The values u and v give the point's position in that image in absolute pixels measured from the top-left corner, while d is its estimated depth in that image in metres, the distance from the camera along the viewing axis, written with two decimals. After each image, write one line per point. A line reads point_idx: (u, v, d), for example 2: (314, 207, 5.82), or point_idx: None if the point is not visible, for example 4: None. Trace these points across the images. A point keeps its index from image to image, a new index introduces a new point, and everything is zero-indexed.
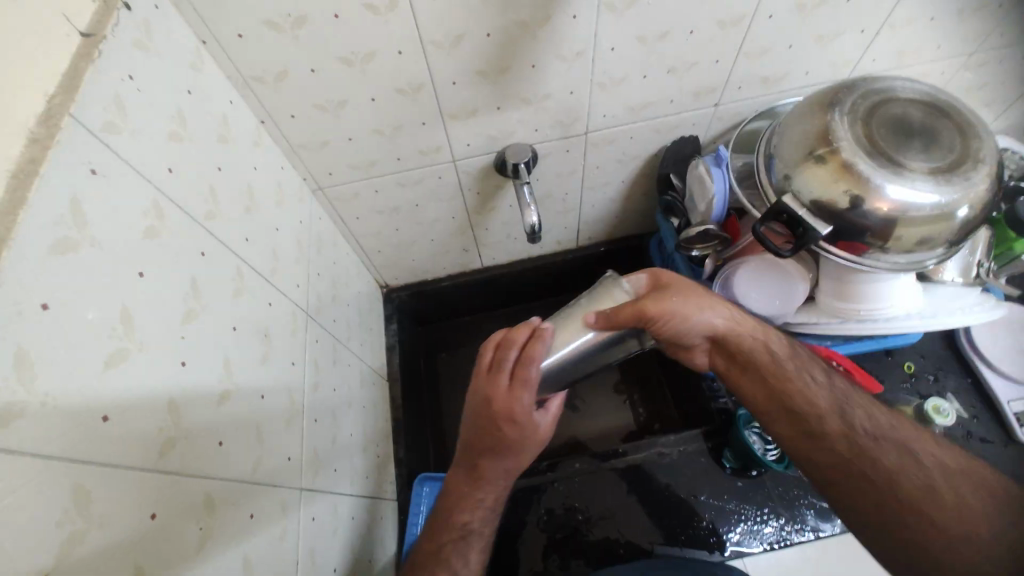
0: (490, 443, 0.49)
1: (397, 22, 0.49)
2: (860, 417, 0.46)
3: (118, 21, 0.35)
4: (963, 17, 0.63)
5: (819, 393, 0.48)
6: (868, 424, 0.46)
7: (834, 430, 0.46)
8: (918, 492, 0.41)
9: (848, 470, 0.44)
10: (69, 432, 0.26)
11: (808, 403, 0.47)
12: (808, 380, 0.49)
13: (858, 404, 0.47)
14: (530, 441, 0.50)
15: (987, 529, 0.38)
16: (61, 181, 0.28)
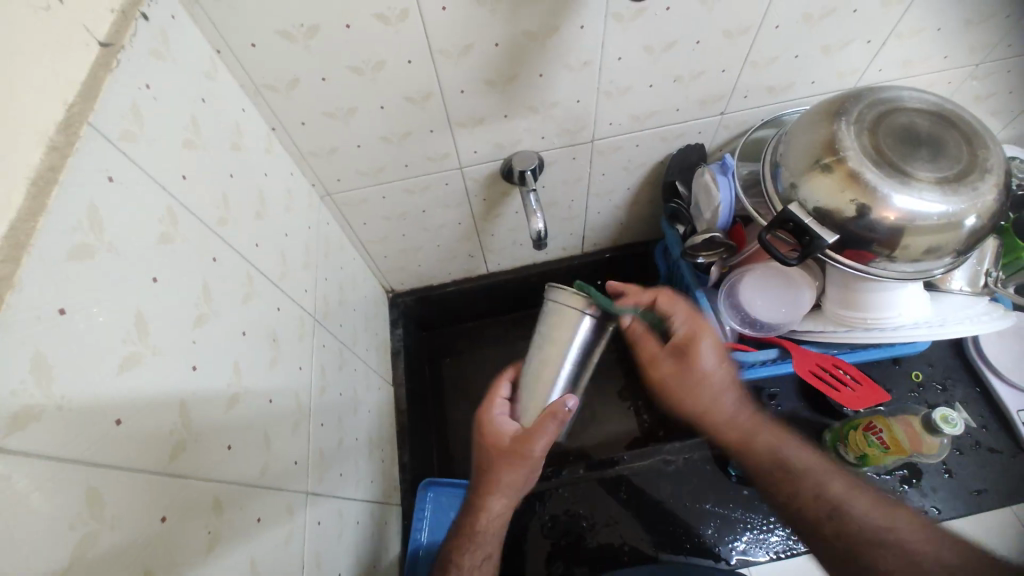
0: (486, 463, 0.58)
1: (407, 32, 0.50)
2: (857, 512, 0.51)
3: (135, 32, 0.35)
4: (971, 27, 0.63)
5: (819, 487, 0.55)
6: (867, 514, 0.50)
7: (828, 515, 0.52)
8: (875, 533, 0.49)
9: (842, 546, 0.50)
10: (83, 435, 0.26)
11: (810, 486, 0.55)
12: (808, 474, 0.56)
13: (863, 501, 0.52)
14: (507, 463, 0.56)
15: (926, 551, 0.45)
16: (78, 187, 0.29)
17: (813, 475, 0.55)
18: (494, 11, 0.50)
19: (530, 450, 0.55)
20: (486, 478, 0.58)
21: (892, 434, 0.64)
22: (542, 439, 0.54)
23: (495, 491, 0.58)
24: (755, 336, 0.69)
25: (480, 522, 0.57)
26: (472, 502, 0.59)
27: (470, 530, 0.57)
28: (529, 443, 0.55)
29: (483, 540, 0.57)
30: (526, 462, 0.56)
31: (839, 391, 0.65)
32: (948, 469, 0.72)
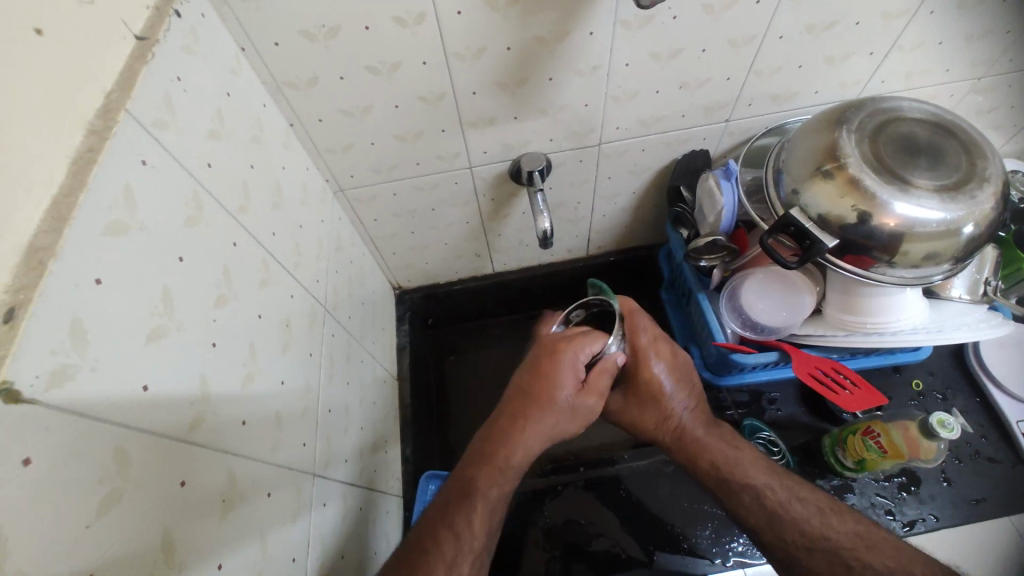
0: (536, 400, 0.54)
1: (423, 34, 0.52)
2: (797, 521, 0.51)
3: (167, 27, 0.38)
4: (973, 43, 0.64)
5: (763, 495, 0.53)
6: (811, 525, 0.50)
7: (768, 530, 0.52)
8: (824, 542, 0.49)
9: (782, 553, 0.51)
10: (111, 399, 0.28)
11: (752, 492, 0.54)
12: (753, 483, 0.54)
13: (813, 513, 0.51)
14: (571, 420, 0.54)
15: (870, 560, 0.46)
16: (116, 167, 0.30)
17: (753, 477, 0.55)
18: (506, 16, 0.52)
19: (589, 399, 0.54)
20: (540, 411, 0.53)
21: (890, 439, 0.65)
22: (600, 385, 0.54)
23: (536, 430, 0.53)
24: (755, 339, 0.70)
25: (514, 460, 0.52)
26: (501, 438, 0.53)
27: (500, 465, 0.51)
28: (588, 395, 0.54)
29: (513, 476, 0.52)
30: (579, 413, 0.54)
31: (836, 393, 0.66)
32: (946, 477, 0.72)
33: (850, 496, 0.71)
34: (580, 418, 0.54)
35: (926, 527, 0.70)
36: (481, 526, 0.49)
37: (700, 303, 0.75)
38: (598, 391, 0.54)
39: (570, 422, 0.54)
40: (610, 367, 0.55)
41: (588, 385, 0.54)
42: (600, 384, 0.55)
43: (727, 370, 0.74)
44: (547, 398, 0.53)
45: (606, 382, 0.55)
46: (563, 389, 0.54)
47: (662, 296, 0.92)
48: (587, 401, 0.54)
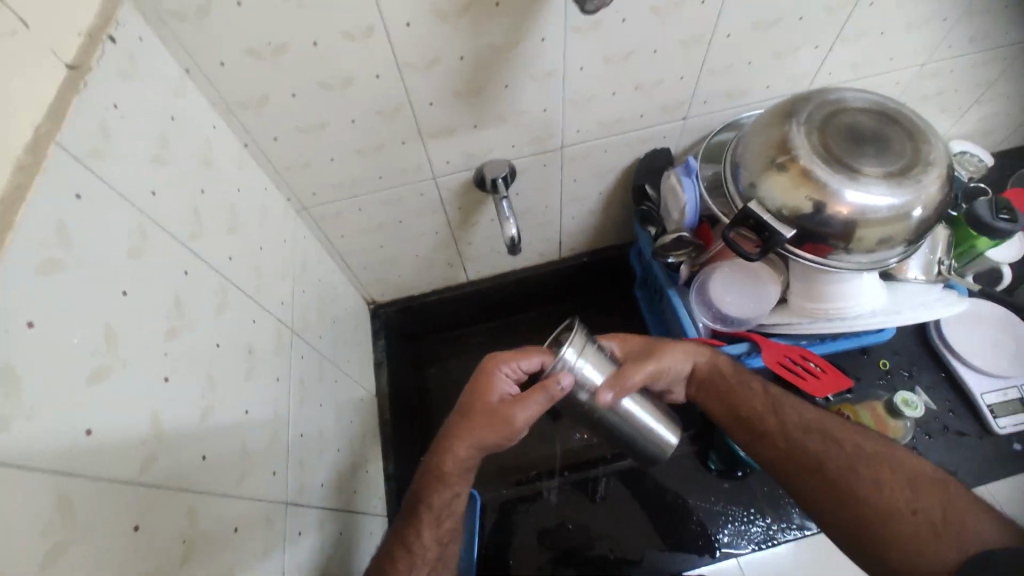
0: (468, 408, 0.52)
1: (374, 48, 0.52)
2: (838, 448, 0.52)
3: (103, 53, 0.37)
4: (913, 31, 0.66)
5: (803, 428, 0.54)
6: (849, 454, 0.51)
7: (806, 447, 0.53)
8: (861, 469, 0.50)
9: (817, 475, 0.52)
10: (51, 446, 0.27)
11: (791, 425, 0.55)
12: (792, 418, 0.56)
13: (853, 448, 0.52)
14: (492, 426, 0.50)
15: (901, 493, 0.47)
16: (48, 203, 0.29)
17: (793, 412, 0.56)
18: (456, 27, 0.52)
19: (514, 415, 0.49)
20: (468, 421, 0.51)
21: (859, 418, 0.67)
22: (524, 403, 0.48)
23: (464, 439, 0.51)
24: (726, 332, 0.71)
25: (444, 465, 0.51)
26: (441, 443, 0.52)
27: (436, 472, 0.51)
28: (508, 411, 0.49)
29: (452, 482, 0.51)
30: (504, 429, 0.49)
31: (804, 379, 0.67)
32: (916, 451, 0.74)
33: None
34: (507, 434, 0.50)
35: None
36: (431, 539, 0.51)
37: (671, 300, 0.76)
38: (525, 410, 0.48)
39: (495, 436, 0.50)
40: (549, 390, 0.47)
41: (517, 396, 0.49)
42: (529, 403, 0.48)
43: None
44: (474, 409, 0.51)
45: (536, 403, 0.48)
46: (489, 401, 0.51)
47: (636, 294, 0.93)
48: (509, 417, 0.49)
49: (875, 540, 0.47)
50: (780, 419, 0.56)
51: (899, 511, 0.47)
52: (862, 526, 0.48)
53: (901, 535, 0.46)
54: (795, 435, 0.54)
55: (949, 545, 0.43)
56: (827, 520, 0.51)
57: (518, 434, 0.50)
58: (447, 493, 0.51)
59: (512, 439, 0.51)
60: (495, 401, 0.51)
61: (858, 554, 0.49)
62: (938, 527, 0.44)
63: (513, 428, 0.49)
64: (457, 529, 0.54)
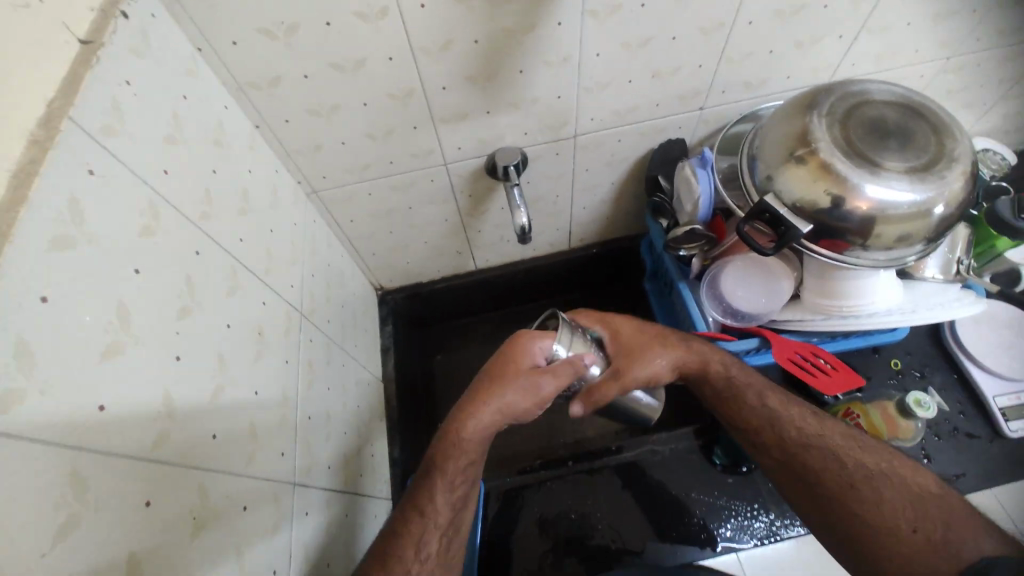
0: (495, 374, 0.50)
1: (388, 29, 0.51)
2: (834, 458, 0.51)
3: (115, 29, 0.36)
4: (941, 22, 0.64)
5: (800, 434, 0.53)
6: (847, 465, 0.50)
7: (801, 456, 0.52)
8: (859, 482, 0.49)
9: (812, 483, 0.51)
10: (66, 421, 0.27)
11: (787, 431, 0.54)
12: (788, 424, 0.54)
13: (852, 458, 0.51)
14: (521, 396, 0.48)
15: (900, 508, 0.47)
16: (61, 179, 0.29)
17: (789, 418, 0.55)
18: (471, 9, 0.51)
19: (543, 386, 0.48)
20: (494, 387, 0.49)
21: (869, 418, 0.66)
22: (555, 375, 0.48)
23: (489, 411, 0.49)
24: (736, 326, 0.70)
25: (465, 432, 0.49)
26: (460, 411, 0.50)
27: (454, 437, 0.50)
28: (539, 381, 0.48)
29: (469, 450, 0.49)
30: (532, 398, 0.48)
31: (816, 376, 0.66)
32: (926, 454, 0.73)
33: None
34: (532, 404, 0.49)
35: None
36: (444, 502, 0.49)
37: (682, 293, 0.76)
38: (553, 380, 0.48)
39: (523, 404, 0.49)
40: (576, 362, 0.50)
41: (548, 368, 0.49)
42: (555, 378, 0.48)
43: None
44: (503, 378, 0.49)
45: (563, 374, 0.49)
46: (521, 366, 0.49)
47: (646, 287, 0.92)
48: (539, 388, 0.48)
49: (870, 552, 0.47)
50: (774, 428, 0.55)
51: (894, 531, 0.46)
52: (855, 541, 0.48)
53: (896, 554, 0.46)
54: (791, 445, 0.53)
55: (944, 565, 0.43)
56: (821, 527, 0.51)
57: (543, 404, 0.49)
58: (463, 460, 0.49)
59: (536, 410, 0.50)
60: (525, 372, 0.49)
61: (852, 559, 0.49)
62: (933, 549, 0.44)
63: (539, 401, 0.49)
64: (468, 499, 0.52)
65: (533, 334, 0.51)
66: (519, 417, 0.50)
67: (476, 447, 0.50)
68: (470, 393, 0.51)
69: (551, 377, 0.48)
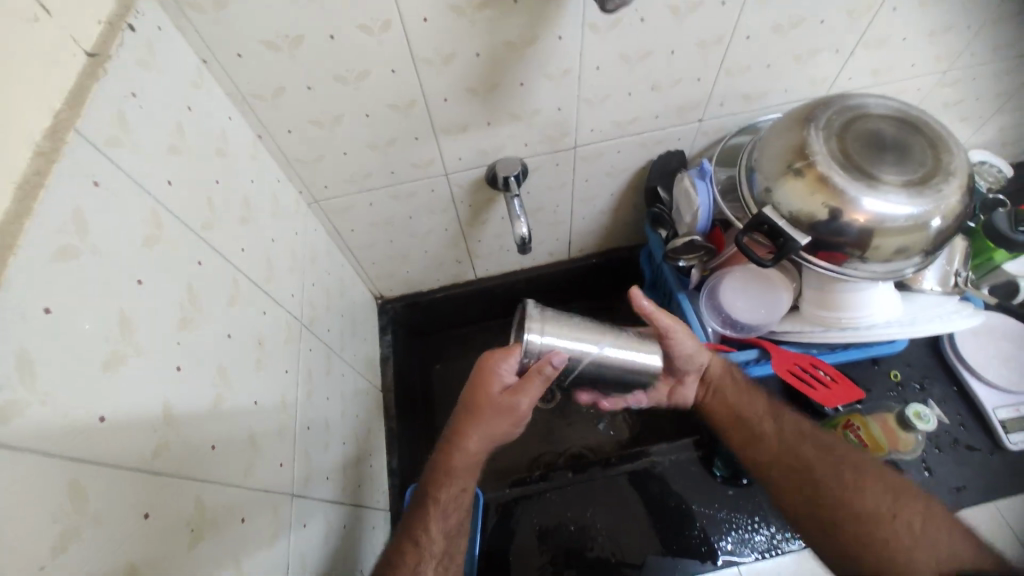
0: (472, 401, 0.53)
1: (390, 42, 0.51)
2: (827, 454, 0.54)
3: (122, 41, 0.37)
4: (936, 37, 0.65)
5: (796, 434, 0.57)
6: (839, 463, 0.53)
7: (797, 452, 0.55)
8: (849, 476, 0.51)
9: (805, 477, 0.53)
10: (66, 431, 0.27)
11: (786, 431, 0.57)
12: (788, 425, 0.58)
13: (841, 456, 0.53)
14: (501, 418, 0.52)
15: (885, 502, 0.49)
16: (67, 191, 0.30)
17: (789, 419, 0.58)
18: (473, 23, 0.51)
19: (518, 403, 0.51)
20: (475, 415, 0.53)
21: (869, 431, 0.66)
22: (526, 394, 0.51)
23: (476, 435, 0.53)
24: (736, 338, 0.71)
25: (454, 462, 0.53)
26: (450, 441, 0.54)
27: (445, 467, 0.53)
28: (513, 401, 0.51)
29: (460, 477, 0.52)
30: (512, 417, 0.52)
31: (815, 388, 0.66)
32: (927, 466, 0.73)
33: None
34: (514, 422, 0.52)
35: None
36: (439, 531, 0.51)
37: (681, 303, 0.76)
38: (527, 396, 0.51)
39: (504, 424, 0.53)
40: (542, 372, 0.50)
41: (517, 387, 0.51)
42: (529, 391, 0.51)
43: None
44: (479, 405, 0.52)
45: (535, 387, 0.51)
46: (492, 392, 0.52)
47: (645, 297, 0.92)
48: (515, 407, 0.51)
49: (855, 546, 0.48)
50: (776, 425, 0.58)
51: (879, 516, 0.48)
52: (837, 527, 0.50)
53: (878, 539, 0.47)
54: (789, 441, 0.56)
55: (927, 555, 0.44)
56: (806, 521, 0.52)
57: (524, 419, 0.53)
58: (455, 488, 0.52)
59: (519, 425, 0.54)
60: (497, 394, 0.52)
61: (835, 557, 0.49)
62: (914, 535, 0.46)
63: (519, 416, 0.52)
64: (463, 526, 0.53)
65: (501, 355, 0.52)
66: (505, 433, 0.54)
67: (465, 472, 0.53)
68: (456, 421, 0.55)
69: (524, 391, 0.51)
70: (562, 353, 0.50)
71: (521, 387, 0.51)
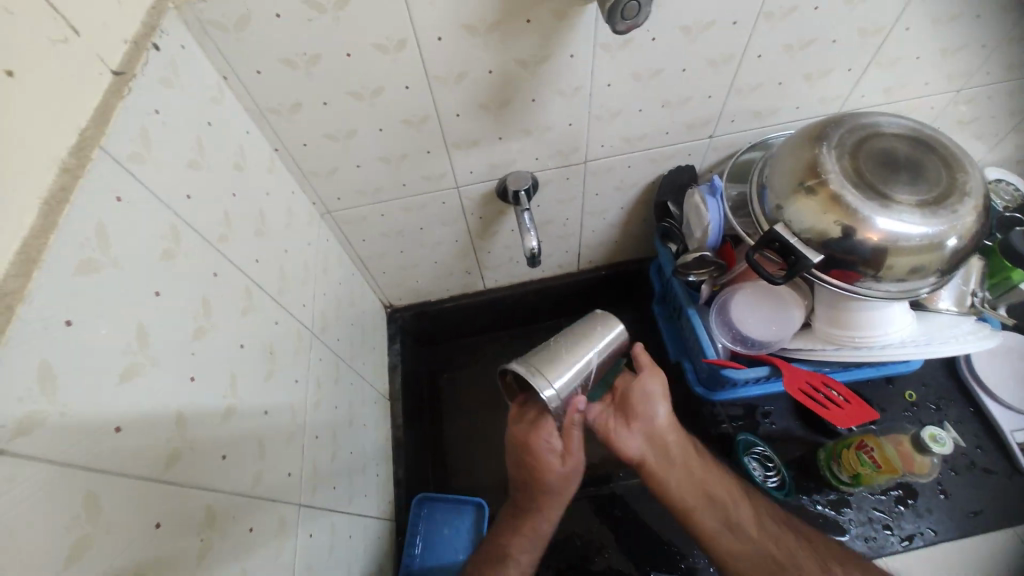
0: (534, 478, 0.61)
1: (405, 60, 0.52)
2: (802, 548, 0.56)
3: (146, 61, 0.38)
4: (950, 56, 0.65)
5: (770, 523, 0.58)
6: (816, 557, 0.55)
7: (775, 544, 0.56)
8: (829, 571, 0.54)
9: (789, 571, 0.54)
10: (83, 441, 0.28)
11: (760, 518, 0.59)
12: (760, 513, 0.59)
13: (815, 548, 0.56)
14: (566, 483, 0.62)
15: None
16: (92, 206, 0.31)
17: (758, 507, 0.60)
18: (486, 42, 0.52)
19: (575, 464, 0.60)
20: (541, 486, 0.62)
21: (883, 452, 0.65)
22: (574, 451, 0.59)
23: (552, 505, 0.64)
24: (746, 354, 0.69)
25: (539, 527, 0.64)
26: (528, 511, 0.65)
27: (528, 530, 0.65)
28: (573, 462, 0.60)
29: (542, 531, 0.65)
30: (574, 476, 0.62)
31: (827, 409, 0.66)
32: (943, 489, 0.72)
33: (847, 510, 0.71)
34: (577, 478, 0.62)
35: (925, 541, 0.69)
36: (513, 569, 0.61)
37: (690, 318, 0.75)
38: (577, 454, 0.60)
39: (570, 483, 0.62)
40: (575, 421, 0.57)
41: (567, 453, 0.59)
42: (574, 448, 0.59)
43: (719, 386, 0.73)
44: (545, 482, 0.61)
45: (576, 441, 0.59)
46: (547, 465, 0.60)
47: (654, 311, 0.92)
48: (572, 468, 0.60)
49: None
50: (750, 514, 0.59)
51: None
52: None
53: None
54: (766, 531, 0.58)
55: None
56: None
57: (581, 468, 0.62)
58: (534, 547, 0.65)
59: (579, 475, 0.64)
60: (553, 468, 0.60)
61: None
62: None
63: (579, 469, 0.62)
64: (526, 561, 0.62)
65: (537, 434, 0.58)
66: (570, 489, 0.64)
67: (538, 535, 0.65)
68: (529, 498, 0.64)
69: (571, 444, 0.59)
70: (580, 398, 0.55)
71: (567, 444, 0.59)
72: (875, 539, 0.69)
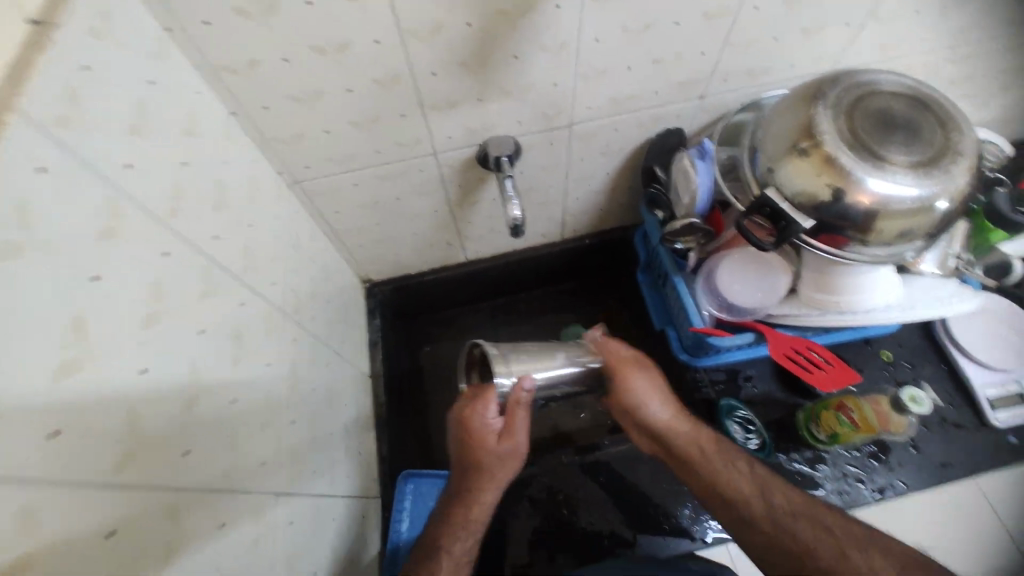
0: (473, 461, 0.55)
1: (375, 10, 0.47)
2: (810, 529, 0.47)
3: (73, 7, 0.33)
4: (949, 10, 0.62)
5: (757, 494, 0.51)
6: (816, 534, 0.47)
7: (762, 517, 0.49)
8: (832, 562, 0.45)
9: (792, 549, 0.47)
10: (11, 450, 0.25)
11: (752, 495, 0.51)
12: (752, 485, 0.51)
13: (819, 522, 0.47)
14: (501, 468, 0.55)
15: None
16: (6, 180, 0.26)
17: (756, 476, 0.52)
18: None
19: (512, 445, 0.53)
20: (478, 475, 0.55)
21: (862, 413, 0.66)
22: (516, 432, 0.53)
23: (488, 488, 0.55)
24: (731, 321, 0.69)
25: (470, 517, 0.56)
26: (463, 501, 0.56)
27: (463, 521, 0.56)
28: (511, 443, 0.53)
29: (472, 526, 0.56)
30: (512, 457, 0.54)
31: (811, 372, 0.66)
32: (914, 444, 0.74)
33: (823, 466, 0.73)
34: (514, 460, 0.55)
35: (895, 494, 0.72)
36: None
37: (676, 287, 0.73)
38: (518, 431, 0.53)
39: (509, 467, 0.55)
40: (520, 399, 0.51)
41: (506, 432, 0.53)
42: (518, 427, 0.53)
43: (703, 352, 0.72)
44: (480, 458, 0.54)
45: (521, 421, 0.52)
46: (488, 445, 0.53)
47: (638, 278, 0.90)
48: (514, 450, 0.53)
49: None
50: (754, 491, 0.51)
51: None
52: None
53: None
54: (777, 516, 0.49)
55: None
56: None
57: (523, 451, 0.55)
58: (469, 540, 0.56)
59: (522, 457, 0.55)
60: (488, 449, 0.53)
61: None
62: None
63: (519, 454, 0.54)
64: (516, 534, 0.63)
65: (476, 407, 0.53)
66: (511, 475, 0.56)
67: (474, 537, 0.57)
68: (465, 480, 0.56)
69: (512, 424, 0.52)
70: (531, 377, 0.51)
71: (509, 425, 0.52)
72: (848, 493, 0.72)
